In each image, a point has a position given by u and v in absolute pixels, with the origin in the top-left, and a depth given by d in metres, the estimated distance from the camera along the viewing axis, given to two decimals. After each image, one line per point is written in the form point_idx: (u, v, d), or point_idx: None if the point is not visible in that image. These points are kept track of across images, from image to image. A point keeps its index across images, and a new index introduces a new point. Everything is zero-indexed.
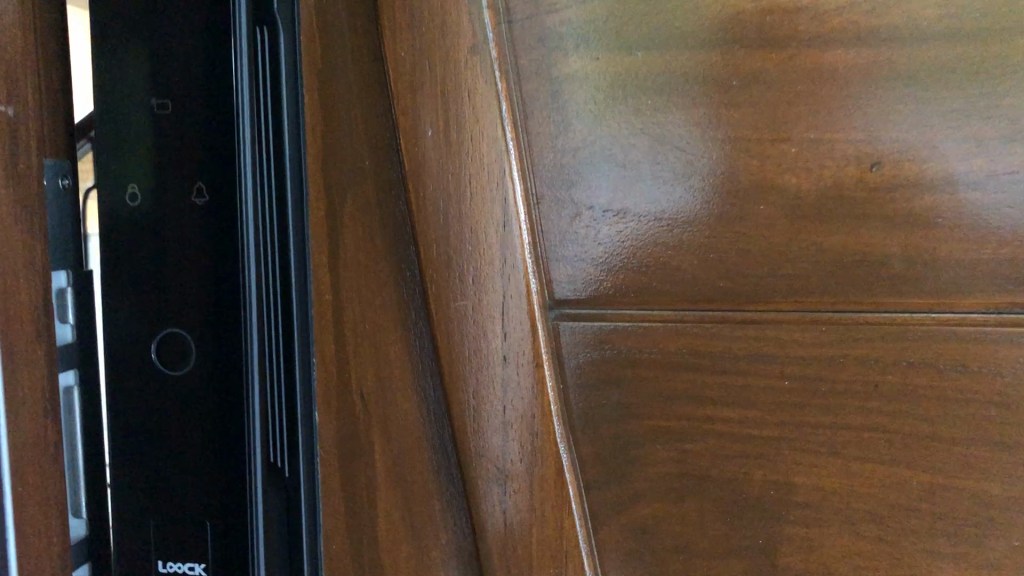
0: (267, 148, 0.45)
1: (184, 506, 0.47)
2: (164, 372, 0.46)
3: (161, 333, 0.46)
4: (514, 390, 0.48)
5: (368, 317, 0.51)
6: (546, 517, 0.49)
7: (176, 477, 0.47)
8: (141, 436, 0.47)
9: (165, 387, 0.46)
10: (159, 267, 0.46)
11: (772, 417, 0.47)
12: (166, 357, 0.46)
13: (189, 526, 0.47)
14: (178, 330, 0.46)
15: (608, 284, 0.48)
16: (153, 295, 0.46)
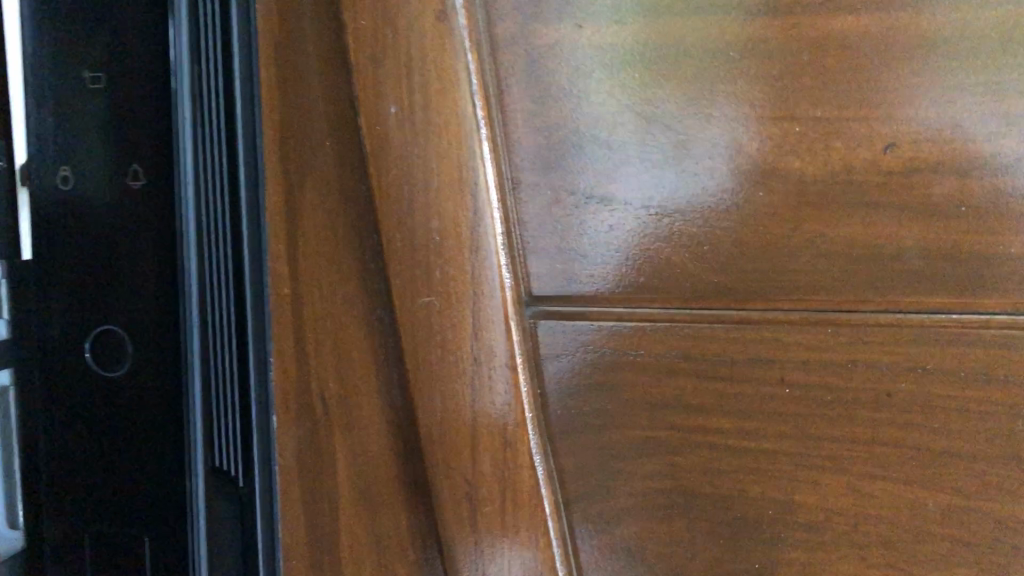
0: (217, 139, 0.42)
1: (122, 524, 0.42)
2: (100, 375, 0.42)
3: (96, 332, 0.42)
4: (486, 397, 0.43)
5: (329, 313, 0.46)
6: (519, 537, 0.44)
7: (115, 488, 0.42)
8: (79, 444, 0.42)
9: (101, 393, 0.42)
10: (95, 259, 0.42)
11: (770, 428, 0.42)
12: (101, 359, 0.42)
13: (124, 545, 0.43)
14: (114, 330, 0.42)
15: (589, 281, 0.43)
16: (90, 291, 0.42)
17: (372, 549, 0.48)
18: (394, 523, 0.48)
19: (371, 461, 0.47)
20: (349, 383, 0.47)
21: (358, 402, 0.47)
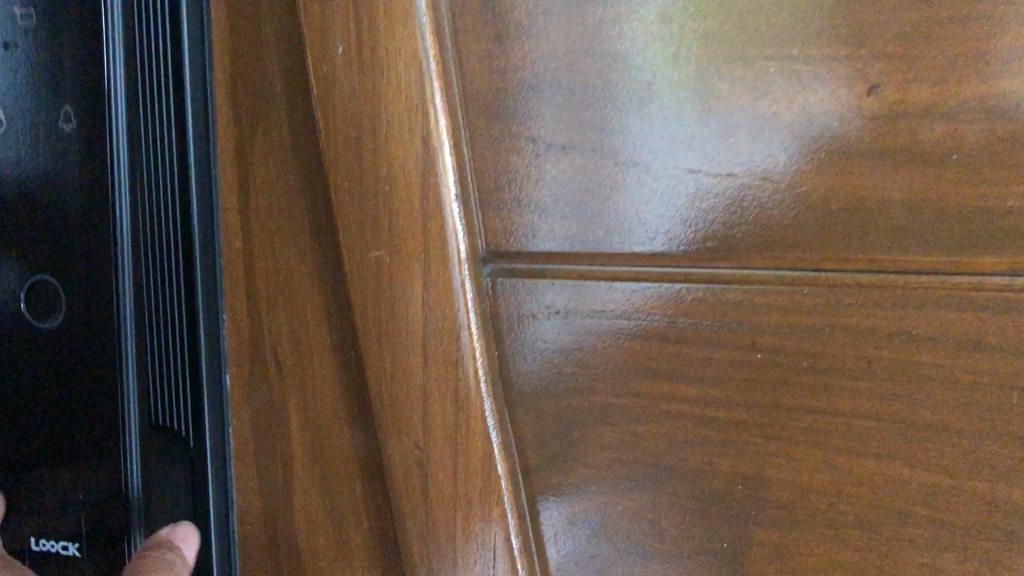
0: (156, 99, 0.41)
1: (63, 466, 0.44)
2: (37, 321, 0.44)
3: (31, 280, 0.44)
4: (437, 357, 0.41)
5: (281, 267, 0.44)
6: (470, 504, 0.42)
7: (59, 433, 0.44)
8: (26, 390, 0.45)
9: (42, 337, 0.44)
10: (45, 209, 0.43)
11: (739, 397, 0.38)
12: (39, 310, 0.44)
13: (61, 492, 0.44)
14: (46, 277, 0.43)
15: (548, 236, 0.40)
16: (40, 238, 0.43)
17: (324, 514, 0.46)
18: (347, 492, 0.45)
19: (325, 424, 0.45)
20: (303, 343, 0.44)
21: (310, 363, 0.45)
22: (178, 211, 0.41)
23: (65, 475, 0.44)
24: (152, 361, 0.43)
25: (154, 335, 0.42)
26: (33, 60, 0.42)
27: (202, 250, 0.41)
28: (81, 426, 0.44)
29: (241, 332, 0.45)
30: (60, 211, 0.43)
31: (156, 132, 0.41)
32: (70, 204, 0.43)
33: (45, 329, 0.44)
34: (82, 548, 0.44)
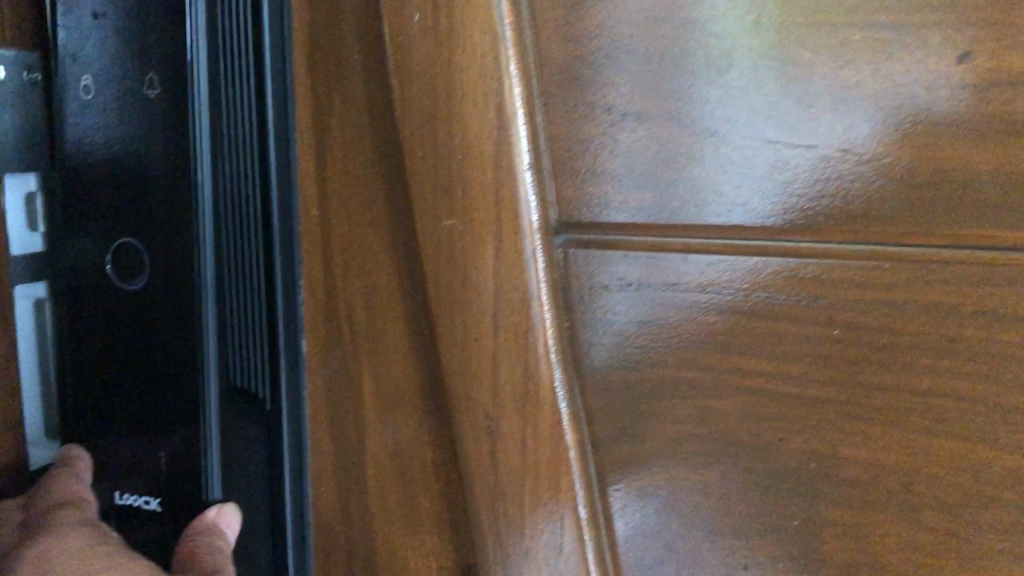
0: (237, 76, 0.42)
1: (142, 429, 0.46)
2: (119, 286, 0.45)
3: (115, 245, 0.45)
4: (508, 325, 0.41)
5: (357, 236, 0.45)
6: (540, 472, 0.42)
7: (139, 394, 0.46)
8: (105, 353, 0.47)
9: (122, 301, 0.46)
10: (128, 175, 0.44)
11: (815, 373, 0.37)
12: (122, 273, 0.45)
13: (142, 450, 0.46)
14: (130, 242, 0.45)
15: (619, 204, 0.39)
16: (123, 205, 0.45)
17: (395, 478, 0.47)
18: (419, 457, 0.46)
19: (398, 389, 0.46)
20: (377, 311, 0.45)
21: (384, 329, 0.45)
22: (258, 187, 0.43)
23: (146, 437, 0.46)
24: (230, 330, 0.44)
25: (231, 308, 0.44)
26: (117, 29, 0.43)
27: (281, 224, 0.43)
28: (161, 387, 0.45)
29: (317, 298, 0.46)
30: (142, 179, 0.44)
31: (235, 111, 0.42)
32: (151, 174, 0.44)
33: (127, 292, 0.45)
34: (161, 505, 0.46)
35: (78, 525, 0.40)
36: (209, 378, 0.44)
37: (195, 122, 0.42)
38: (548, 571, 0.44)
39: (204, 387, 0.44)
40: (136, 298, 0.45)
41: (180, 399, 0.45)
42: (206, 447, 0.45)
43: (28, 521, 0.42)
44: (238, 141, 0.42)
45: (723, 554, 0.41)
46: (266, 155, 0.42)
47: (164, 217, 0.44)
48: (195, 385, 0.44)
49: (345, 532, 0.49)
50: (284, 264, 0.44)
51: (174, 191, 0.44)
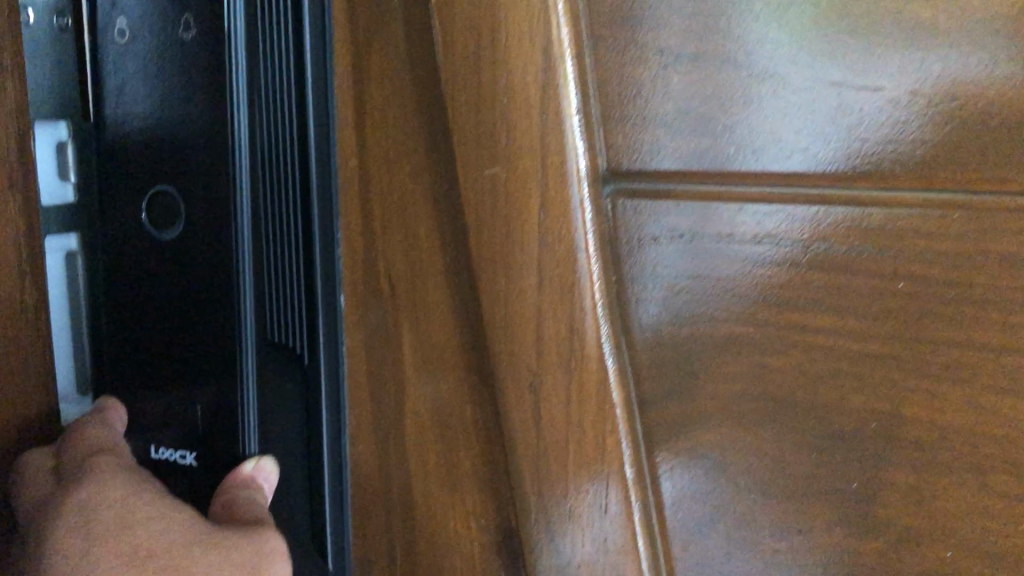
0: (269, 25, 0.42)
1: (177, 381, 0.49)
2: (158, 233, 0.48)
3: (149, 193, 0.48)
4: (552, 279, 0.40)
5: (396, 187, 0.44)
6: (584, 431, 0.41)
7: (180, 337, 0.48)
8: (146, 295, 0.49)
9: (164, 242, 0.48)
10: (168, 122, 0.46)
11: (877, 329, 0.35)
12: (161, 219, 0.48)
13: (177, 407, 0.49)
14: (166, 189, 0.47)
15: (669, 152, 0.37)
16: (163, 151, 0.47)
17: (434, 437, 0.45)
18: (459, 414, 0.45)
19: (438, 344, 0.44)
20: (416, 265, 0.44)
21: (424, 283, 0.44)
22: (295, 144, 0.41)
23: (181, 392, 0.49)
24: (269, 282, 0.44)
25: (269, 267, 0.44)
26: None
27: (320, 189, 0.41)
28: (205, 339, 0.47)
29: (355, 253, 0.45)
30: (188, 137, 0.46)
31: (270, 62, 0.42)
32: (198, 131, 0.45)
33: (165, 237, 0.48)
34: (195, 459, 0.48)
35: (127, 473, 0.41)
36: (246, 324, 0.45)
37: (230, 72, 0.43)
38: (592, 533, 0.42)
39: (243, 333, 0.46)
40: (177, 240, 0.47)
41: (222, 345, 0.47)
42: (245, 392, 0.46)
43: (71, 468, 0.42)
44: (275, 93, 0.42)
45: (775, 516, 0.39)
46: (305, 120, 0.41)
47: (204, 166, 0.46)
48: (236, 333, 0.46)
49: (384, 491, 0.48)
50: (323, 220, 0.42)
51: (215, 142, 0.45)
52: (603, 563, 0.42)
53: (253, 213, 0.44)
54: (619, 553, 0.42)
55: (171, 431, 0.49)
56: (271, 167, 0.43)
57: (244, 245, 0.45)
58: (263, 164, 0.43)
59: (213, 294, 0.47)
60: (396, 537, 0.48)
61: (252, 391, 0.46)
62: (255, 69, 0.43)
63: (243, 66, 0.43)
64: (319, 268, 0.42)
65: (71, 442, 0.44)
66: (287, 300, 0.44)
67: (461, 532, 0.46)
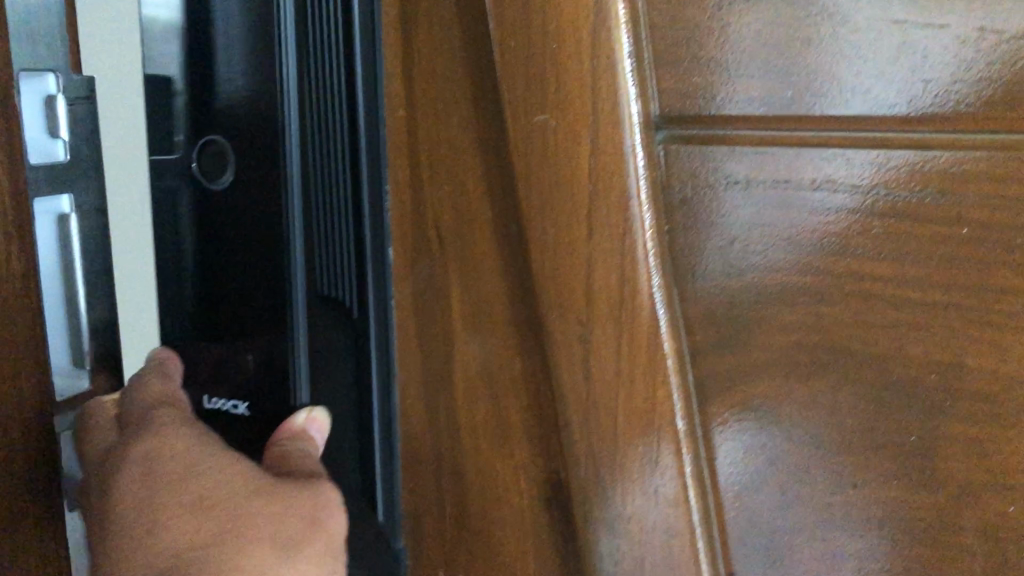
0: None
1: (229, 334, 0.49)
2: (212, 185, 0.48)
3: (200, 147, 0.48)
4: (603, 228, 0.39)
5: (444, 137, 0.44)
6: (635, 382, 0.40)
7: (228, 297, 0.49)
8: (202, 258, 0.49)
9: (218, 202, 0.48)
10: (231, 81, 0.46)
11: (939, 277, 0.34)
12: (214, 169, 0.48)
13: (232, 358, 0.49)
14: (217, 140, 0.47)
15: (733, 97, 0.36)
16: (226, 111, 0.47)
17: (483, 389, 0.45)
18: (508, 365, 0.44)
19: (486, 295, 0.44)
20: (463, 217, 0.44)
21: (473, 235, 0.44)
22: (345, 102, 0.43)
23: (234, 343, 0.49)
24: (317, 238, 0.46)
25: (318, 235, 0.46)
26: None
27: (370, 157, 0.44)
28: (255, 297, 0.48)
29: (403, 205, 0.45)
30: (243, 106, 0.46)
31: (320, 22, 0.43)
32: (258, 104, 0.46)
33: (220, 187, 0.48)
34: (252, 408, 0.49)
35: (184, 419, 0.42)
36: (297, 282, 0.46)
37: (281, 31, 0.44)
38: (641, 486, 0.41)
39: (295, 292, 0.46)
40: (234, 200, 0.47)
41: (272, 304, 0.47)
42: (296, 349, 0.47)
43: (129, 417, 0.43)
44: (324, 53, 0.44)
45: (831, 471, 0.38)
46: (354, 91, 0.43)
47: (255, 128, 0.46)
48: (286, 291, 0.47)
49: (433, 443, 0.48)
50: (373, 176, 0.44)
51: (264, 103, 0.45)
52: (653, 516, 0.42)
53: (303, 176, 0.45)
54: (670, 505, 0.41)
55: (222, 382, 0.49)
56: (323, 126, 0.44)
57: (294, 203, 0.45)
58: (312, 123, 0.44)
59: (262, 266, 0.47)
60: (443, 489, 0.48)
61: (303, 347, 0.47)
62: (305, 29, 0.44)
63: (292, 24, 0.44)
64: (369, 231, 0.44)
65: (129, 391, 0.45)
66: (340, 255, 0.45)
67: (510, 485, 0.46)
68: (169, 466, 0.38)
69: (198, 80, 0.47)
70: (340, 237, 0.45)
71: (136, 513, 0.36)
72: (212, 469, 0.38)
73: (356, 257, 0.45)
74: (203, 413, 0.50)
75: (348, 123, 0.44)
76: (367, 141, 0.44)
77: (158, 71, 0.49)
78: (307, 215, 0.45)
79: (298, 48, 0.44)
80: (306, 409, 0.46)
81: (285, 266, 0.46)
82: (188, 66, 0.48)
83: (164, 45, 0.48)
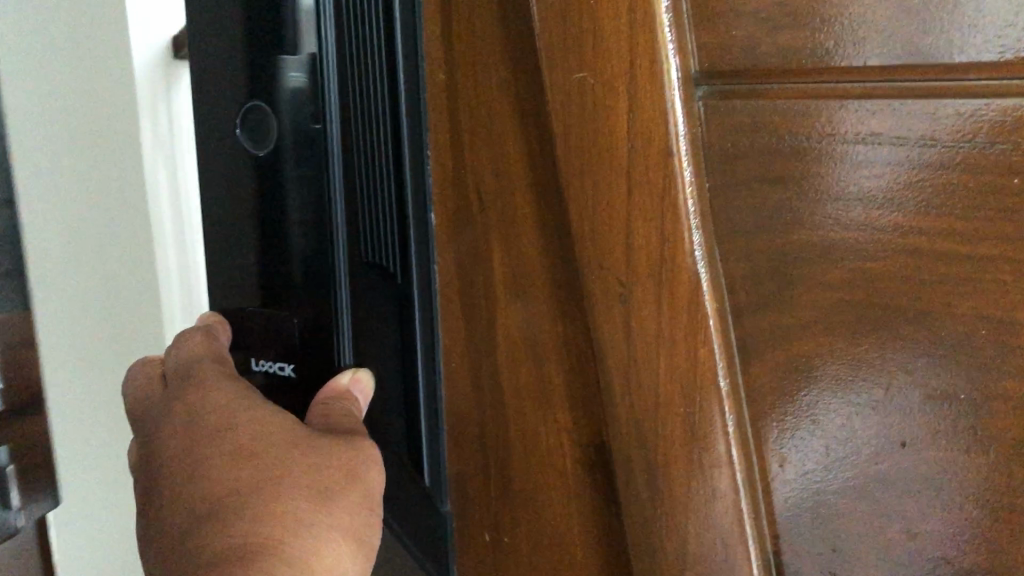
0: None
1: (273, 301, 0.50)
2: (250, 147, 0.49)
3: (244, 109, 0.48)
4: (642, 186, 0.38)
5: (483, 100, 0.44)
6: (676, 344, 0.39)
7: (276, 264, 0.50)
8: (247, 231, 0.50)
9: (265, 177, 0.49)
10: (342, 71, 0.45)
11: (990, 230, 0.32)
12: (253, 133, 0.48)
13: (273, 322, 0.50)
14: (258, 104, 0.48)
15: (854, 52, 0.34)
16: (354, 107, 0.45)
17: (526, 352, 0.45)
18: (551, 329, 0.44)
19: (526, 258, 0.44)
20: (504, 180, 0.44)
21: (514, 198, 0.44)
22: (384, 80, 0.44)
23: (280, 311, 0.50)
24: (358, 211, 0.46)
25: (359, 209, 0.46)
26: None
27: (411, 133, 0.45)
28: (300, 269, 0.49)
29: (445, 169, 0.46)
30: (306, 91, 0.46)
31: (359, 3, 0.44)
32: (343, 90, 0.45)
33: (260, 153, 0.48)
34: (297, 368, 0.50)
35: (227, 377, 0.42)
36: (340, 253, 0.47)
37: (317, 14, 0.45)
38: (684, 456, 0.41)
39: (338, 263, 0.47)
40: (294, 180, 0.48)
41: (311, 273, 0.48)
42: (340, 318, 0.48)
43: (177, 378, 0.44)
44: (362, 34, 0.44)
45: (878, 431, 0.37)
46: (394, 76, 0.44)
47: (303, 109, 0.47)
48: (329, 263, 0.48)
49: (479, 406, 0.48)
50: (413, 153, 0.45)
51: (309, 84, 0.46)
52: (695, 483, 0.41)
53: (345, 153, 0.46)
54: (709, 471, 0.40)
55: (270, 344, 0.50)
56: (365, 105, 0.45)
57: (337, 180, 0.46)
58: (352, 102, 0.45)
59: (306, 240, 0.48)
60: (489, 453, 0.48)
61: (347, 316, 0.48)
62: (345, 11, 0.44)
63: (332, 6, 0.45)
64: (410, 203, 0.45)
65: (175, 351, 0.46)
66: (384, 229, 0.46)
67: (553, 449, 0.46)
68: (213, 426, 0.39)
69: (335, 72, 0.45)
70: (382, 210, 0.46)
71: (183, 466, 0.37)
72: (252, 428, 0.39)
73: (397, 227, 0.45)
74: (252, 375, 0.51)
75: (388, 100, 0.44)
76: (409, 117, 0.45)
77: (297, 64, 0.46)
78: (347, 188, 0.46)
79: (338, 32, 0.45)
80: (350, 371, 0.46)
81: (327, 237, 0.47)
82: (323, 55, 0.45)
83: (299, 33, 0.45)
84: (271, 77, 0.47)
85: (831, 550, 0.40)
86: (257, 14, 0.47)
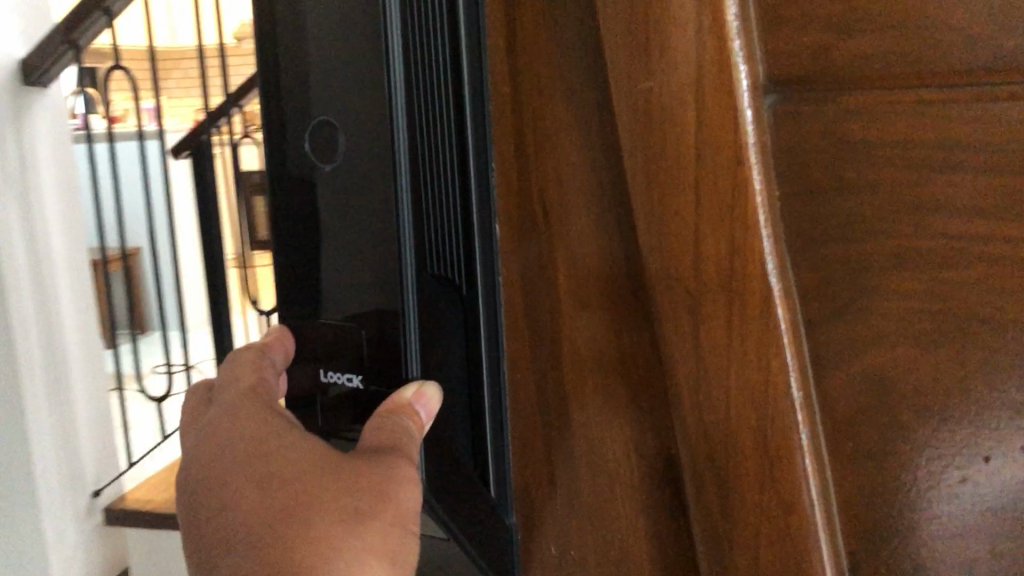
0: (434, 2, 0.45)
1: (330, 316, 0.47)
2: (313, 162, 0.45)
3: (311, 126, 0.45)
4: (712, 200, 0.37)
5: (545, 114, 0.44)
6: (746, 361, 0.38)
7: (326, 286, 0.47)
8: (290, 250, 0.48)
9: (318, 191, 0.46)
10: (415, 96, 0.44)
11: None
12: (320, 151, 0.45)
13: (332, 335, 0.47)
14: (326, 123, 0.45)
15: (931, 57, 0.33)
16: (427, 131, 0.45)
17: (592, 365, 0.45)
18: (618, 343, 0.44)
19: (590, 270, 0.44)
20: (567, 193, 0.44)
21: (576, 211, 0.44)
22: (454, 106, 0.46)
23: (341, 322, 0.46)
24: (427, 233, 0.45)
25: (428, 208, 0.45)
26: None
27: (475, 139, 0.47)
28: (354, 289, 0.46)
29: (513, 184, 0.47)
30: (365, 108, 0.43)
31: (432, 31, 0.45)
32: (416, 112, 0.44)
33: (329, 170, 0.45)
34: (365, 380, 0.47)
35: (280, 432, 0.43)
36: (407, 283, 0.44)
37: (388, 29, 0.42)
38: (755, 482, 0.39)
39: (404, 291, 0.44)
40: (346, 200, 0.45)
41: (370, 297, 0.45)
42: (408, 342, 0.45)
43: (225, 413, 0.45)
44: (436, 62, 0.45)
45: (953, 445, 0.37)
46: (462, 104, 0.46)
47: (365, 130, 0.44)
48: (393, 292, 0.44)
49: (546, 420, 0.48)
50: (478, 175, 0.47)
51: (371, 107, 0.43)
52: (770, 503, 0.39)
53: (415, 179, 0.44)
54: (788, 492, 0.38)
55: (341, 354, 0.47)
56: (440, 130, 0.46)
57: (407, 206, 0.43)
58: (421, 125, 0.44)
59: (368, 260, 0.45)
60: (555, 465, 0.48)
61: (417, 341, 0.45)
62: (415, 35, 0.43)
63: (405, 25, 0.43)
64: (474, 205, 0.47)
65: (241, 387, 0.46)
66: (456, 245, 0.47)
67: (619, 463, 0.46)
68: (275, 468, 0.41)
69: (411, 93, 0.43)
70: (454, 229, 0.47)
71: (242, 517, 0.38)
72: (313, 470, 0.41)
73: (466, 242, 0.48)
74: (321, 387, 0.49)
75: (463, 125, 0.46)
76: (475, 142, 0.47)
77: (361, 81, 0.43)
78: (414, 186, 0.44)
79: (410, 55, 0.43)
80: (416, 381, 0.45)
81: (391, 263, 0.44)
82: (403, 75, 0.43)
83: (364, 52, 0.43)
84: (331, 95, 0.44)
85: (904, 565, 0.39)
86: (316, 8, 0.44)
